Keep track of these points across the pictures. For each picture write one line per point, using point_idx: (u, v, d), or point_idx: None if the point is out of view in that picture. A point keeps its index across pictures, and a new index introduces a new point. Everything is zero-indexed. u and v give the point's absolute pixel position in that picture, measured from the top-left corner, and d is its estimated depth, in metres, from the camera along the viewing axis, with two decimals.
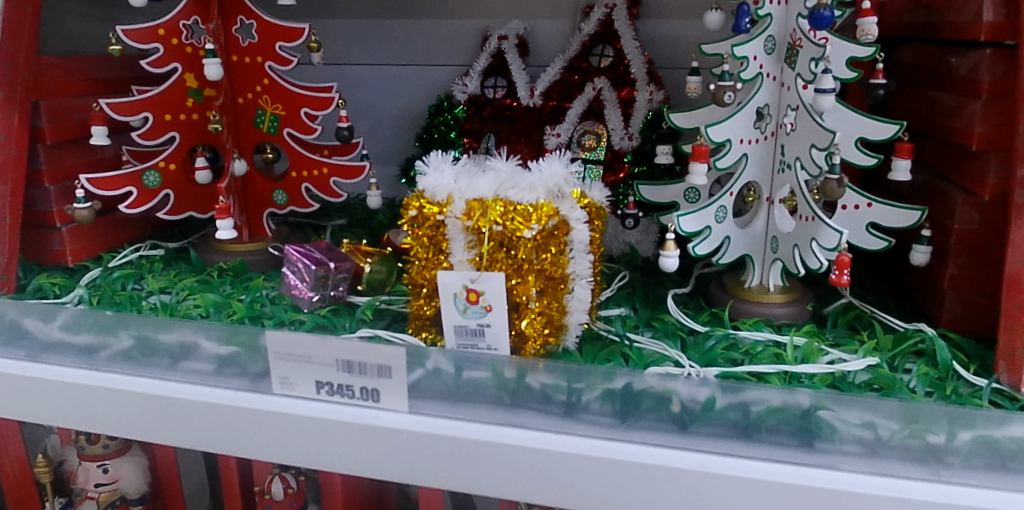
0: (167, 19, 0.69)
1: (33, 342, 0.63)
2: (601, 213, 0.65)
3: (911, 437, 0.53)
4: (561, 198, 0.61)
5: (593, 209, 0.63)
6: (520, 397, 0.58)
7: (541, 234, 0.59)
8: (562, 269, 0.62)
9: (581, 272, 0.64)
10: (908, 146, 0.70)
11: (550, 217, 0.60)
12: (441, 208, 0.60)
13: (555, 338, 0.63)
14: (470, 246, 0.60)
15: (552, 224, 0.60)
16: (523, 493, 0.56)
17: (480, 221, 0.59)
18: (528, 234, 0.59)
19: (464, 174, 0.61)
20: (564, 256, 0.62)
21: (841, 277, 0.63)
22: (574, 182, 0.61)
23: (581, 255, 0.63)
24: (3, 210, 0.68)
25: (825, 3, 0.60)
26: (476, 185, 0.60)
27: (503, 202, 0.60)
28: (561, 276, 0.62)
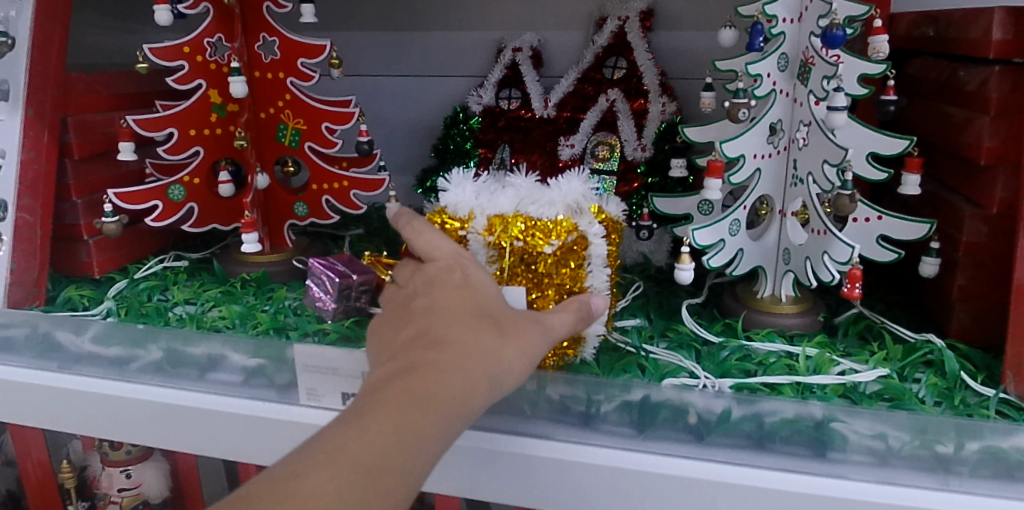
0: (191, 37, 0.71)
1: (64, 354, 0.64)
2: (617, 228, 0.66)
3: (921, 447, 0.54)
4: (580, 214, 0.62)
5: (611, 225, 0.65)
6: (539, 408, 0.59)
7: (560, 250, 0.61)
8: (579, 284, 0.63)
9: (600, 285, 0.65)
10: (918, 161, 0.72)
11: (569, 233, 0.61)
12: (463, 223, 0.61)
13: (573, 350, 0.64)
14: (491, 261, 0.61)
15: (571, 240, 0.61)
16: (542, 500, 0.59)
17: (501, 237, 0.60)
18: (547, 249, 0.60)
19: (486, 191, 0.62)
20: (581, 272, 0.63)
21: (853, 290, 0.64)
22: (593, 198, 0.63)
23: (598, 270, 0.64)
24: (35, 223, 0.70)
25: (837, 23, 0.62)
26: (498, 202, 0.61)
27: (524, 219, 0.61)
28: (578, 290, 0.64)
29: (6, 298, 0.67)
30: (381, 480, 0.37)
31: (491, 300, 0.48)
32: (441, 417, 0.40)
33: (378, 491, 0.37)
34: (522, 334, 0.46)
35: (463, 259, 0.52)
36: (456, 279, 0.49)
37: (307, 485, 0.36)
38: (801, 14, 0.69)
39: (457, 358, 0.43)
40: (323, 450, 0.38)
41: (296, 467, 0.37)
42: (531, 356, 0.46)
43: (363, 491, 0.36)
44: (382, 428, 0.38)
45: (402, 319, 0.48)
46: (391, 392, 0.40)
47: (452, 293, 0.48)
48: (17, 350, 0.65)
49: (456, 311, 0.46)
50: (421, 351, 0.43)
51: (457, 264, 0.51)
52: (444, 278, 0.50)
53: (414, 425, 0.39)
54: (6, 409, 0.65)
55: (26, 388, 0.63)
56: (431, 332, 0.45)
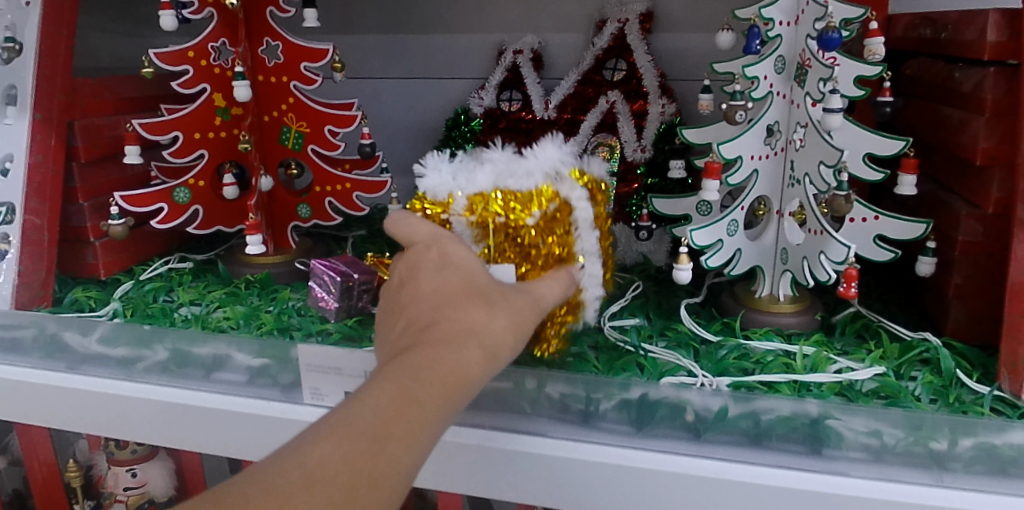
0: (195, 42, 0.72)
1: (72, 355, 0.65)
2: (605, 191, 0.66)
3: (915, 444, 0.55)
4: (559, 181, 0.61)
5: (595, 186, 0.63)
6: (540, 406, 0.60)
7: (542, 219, 0.60)
8: (569, 251, 0.62)
9: (589, 249, 0.63)
10: (913, 162, 0.73)
11: (548, 200, 0.60)
12: (444, 207, 0.60)
13: (573, 317, 0.64)
14: (477, 240, 0.61)
15: (552, 208, 0.61)
16: (542, 498, 0.59)
17: (482, 215, 0.60)
18: (527, 219, 0.60)
19: (464, 172, 0.61)
20: (569, 240, 0.62)
21: (848, 290, 0.66)
22: (572, 163, 0.62)
23: (586, 234, 0.62)
24: (42, 226, 0.71)
25: (833, 26, 0.63)
26: (476, 180, 0.61)
27: (503, 193, 0.60)
28: (569, 256, 0.62)
29: (14, 300, 0.68)
30: (387, 446, 0.38)
31: (475, 276, 0.48)
32: (438, 388, 0.40)
33: (384, 456, 0.37)
34: (512, 306, 0.46)
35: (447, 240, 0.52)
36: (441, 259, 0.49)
37: (312, 457, 0.37)
38: (798, 17, 0.70)
39: (448, 334, 0.43)
40: (324, 427, 0.38)
41: (300, 444, 0.38)
42: (524, 326, 0.46)
43: (368, 459, 0.37)
44: (380, 401, 0.39)
45: (393, 309, 0.48)
46: (386, 374, 0.40)
47: (440, 273, 0.48)
48: (24, 351, 0.66)
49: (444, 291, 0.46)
50: (416, 332, 0.43)
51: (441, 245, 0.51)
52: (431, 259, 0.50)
53: (411, 398, 0.39)
54: (14, 409, 0.65)
55: (33, 389, 0.64)
56: (422, 317, 0.45)
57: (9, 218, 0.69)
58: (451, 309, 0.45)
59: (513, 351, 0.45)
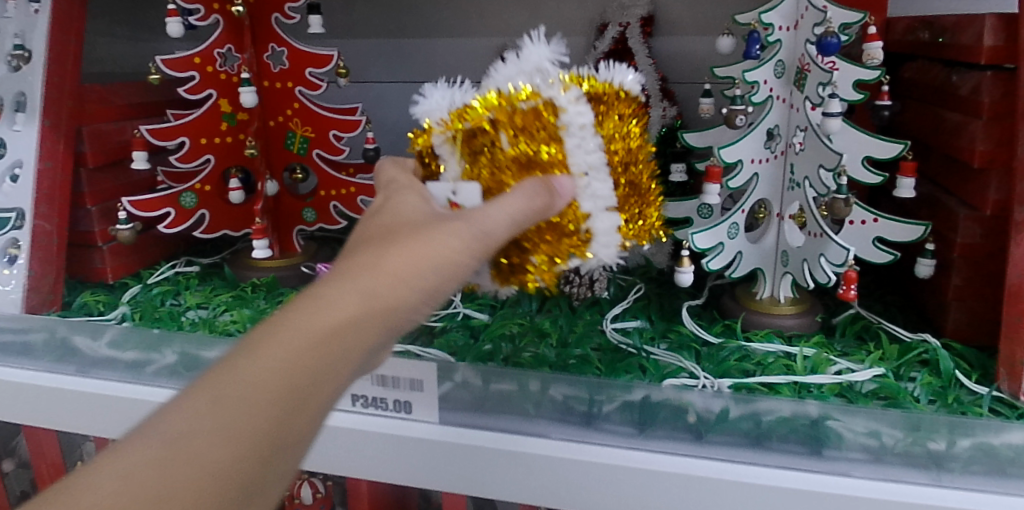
0: (201, 49, 0.73)
1: (82, 358, 0.65)
2: (624, 101, 0.53)
3: (914, 444, 0.56)
4: (546, 79, 0.49)
5: (600, 89, 0.51)
6: (543, 408, 0.61)
7: (522, 121, 0.49)
8: (556, 162, 0.49)
9: (589, 163, 0.50)
10: (912, 165, 0.73)
11: (528, 101, 0.49)
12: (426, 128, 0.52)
13: (573, 254, 0.51)
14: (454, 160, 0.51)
15: (530, 109, 0.49)
16: (547, 498, 0.60)
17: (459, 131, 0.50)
18: (498, 131, 0.49)
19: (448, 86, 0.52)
20: (560, 151, 0.49)
21: (848, 292, 0.67)
22: (565, 62, 0.50)
23: (575, 142, 0.49)
24: (52, 231, 0.72)
25: (831, 31, 0.64)
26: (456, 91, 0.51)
27: (481, 100, 0.50)
28: (562, 170, 0.49)
29: (24, 304, 0.69)
30: (198, 439, 0.34)
31: (399, 217, 0.43)
32: (301, 345, 0.37)
33: (193, 450, 0.34)
34: (419, 241, 0.41)
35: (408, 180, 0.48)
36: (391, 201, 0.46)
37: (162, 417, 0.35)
38: (797, 22, 0.70)
39: (336, 284, 0.39)
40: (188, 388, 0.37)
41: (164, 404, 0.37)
42: (435, 265, 0.40)
43: (204, 418, 0.35)
44: (238, 361, 0.36)
45: None
46: (258, 333, 0.38)
47: (365, 223, 0.44)
48: (34, 355, 0.66)
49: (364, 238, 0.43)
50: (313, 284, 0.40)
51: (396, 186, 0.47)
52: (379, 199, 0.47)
53: (271, 354, 0.36)
54: (20, 412, 0.65)
55: (39, 393, 0.64)
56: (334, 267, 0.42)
57: (19, 223, 0.70)
58: (355, 256, 0.41)
59: (422, 295, 0.40)
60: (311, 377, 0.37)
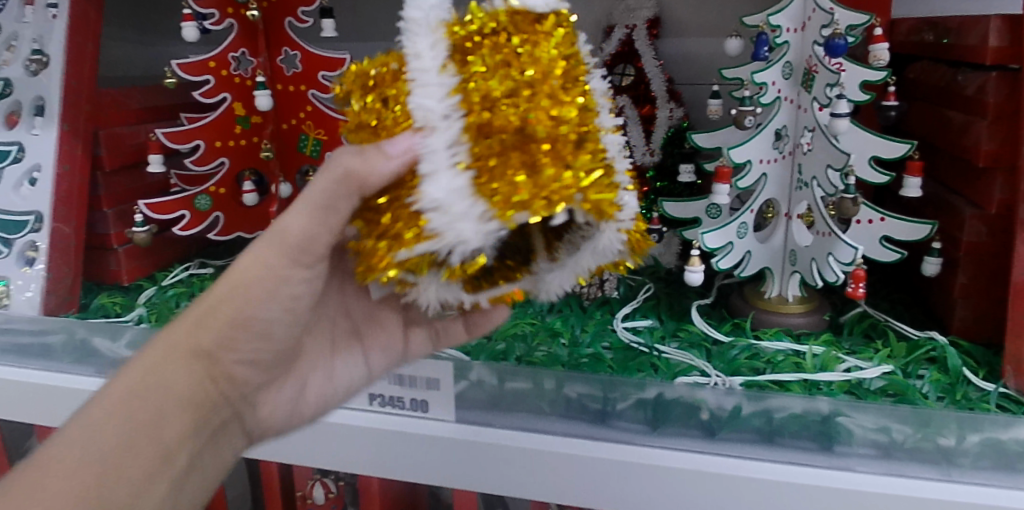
0: (217, 52, 0.74)
1: (102, 360, 0.65)
2: (519, 30, 0.40)
3: (923, 440, 0.57)
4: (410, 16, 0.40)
5: (478, 26, 0.40)
6: (560, 407, 0.63)
7: (386, 77, 0.42)
8: (402, 112, 0.40)
9: (432, 116, 0.38)
10: (918, 164, 0.74)
11: (392, 66, 0.42)
12: None
13: (410, 238, 0.38)
14: None
15: (392, 69, 0.42)
16: (562, 494, 0.60)
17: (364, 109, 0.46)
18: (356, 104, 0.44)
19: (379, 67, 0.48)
20: (401, 102, 0.40)
21: (857, 290, 0.68)
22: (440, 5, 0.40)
23: (420, 88, 0.39)
24: (70, 234, 0.73)
25: (838, 33, 0.65)
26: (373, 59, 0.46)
27: (365, 69, 0.44)
28: (398, 124, 0.40)
29: (42, 306, 0.70)
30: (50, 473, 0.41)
31: None
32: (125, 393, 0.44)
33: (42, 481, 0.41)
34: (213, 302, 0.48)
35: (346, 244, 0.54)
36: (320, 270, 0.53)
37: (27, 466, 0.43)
38: (804, 24, 0.72)
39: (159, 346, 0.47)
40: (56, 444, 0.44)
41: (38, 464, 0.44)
42: (230, 315, 0.46)
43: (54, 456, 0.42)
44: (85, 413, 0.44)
45: None
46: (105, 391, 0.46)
47: None
48: (54, 356, 0.66)
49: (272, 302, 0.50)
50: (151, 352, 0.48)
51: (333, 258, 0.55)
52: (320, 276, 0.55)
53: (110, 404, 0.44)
54: (34, 412, 0.65)
55: (57, 394, 0.64)
56: None
57: (37, 226, 0.71)
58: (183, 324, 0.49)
59: (216, 342, 0.47)
60: (155, 443, 0.44)
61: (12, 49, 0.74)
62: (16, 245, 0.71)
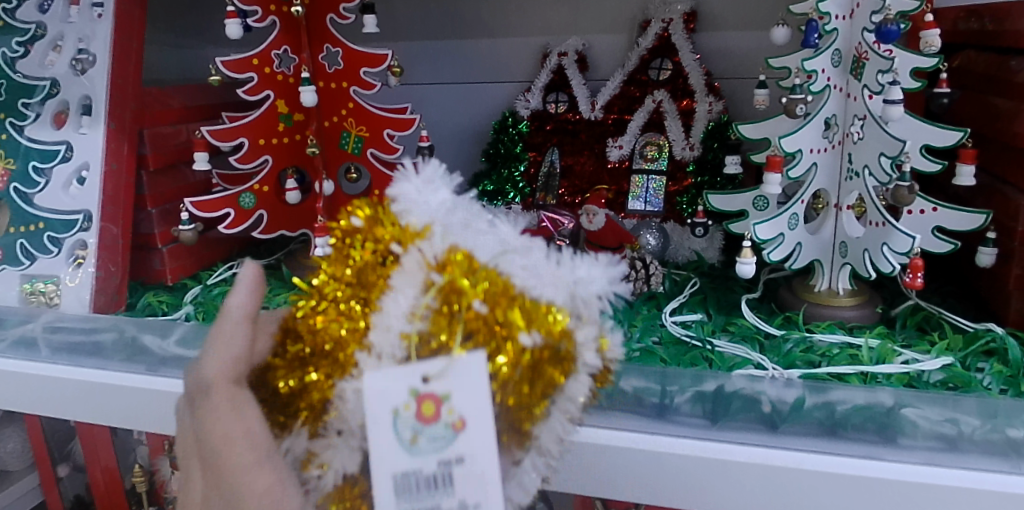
0: (260, 50, 0.75)
1: (151, 357, 0.64)
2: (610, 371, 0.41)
3: (991, 431, 0.55)
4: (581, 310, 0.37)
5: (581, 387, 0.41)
6: (723, 414, 0.59)
7: (502, 320, 0.35)
8: (512, 404, 0.35)
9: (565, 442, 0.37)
10: (971, 153, 0.73)
11: (541, 327, 0.35)
12: (405, 237, 0.37)
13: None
14: (421, 312, 0.35)
15: (537, 341, 0.35)
16: (633, 495, 0.60)
17: (379, 246, 0.37)
18: (415, 316, 0.35)
19: (406, 174, 0.38)
20: (476, 350, 0.35)
21: (914, 280, 0.67)
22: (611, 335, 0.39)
23: (569, 433, 0.38)
24: (117, 234, 0.74)
25: (891, 18, 0.64)
26: (436, 206, 0.38)
27: (439, 267, 0.36)
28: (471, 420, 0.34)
29: (92, 304, 0.70)
30: None
31: None
32: None
33: None
34: None
35: (235, 319, 0.40)
36: (244, 451, 0.37)
37: None
38: (853, 11, 0.70)
39: None
40: None
41: None
42: None
43: None
44: None
45: None
46: None
47: None
48: (104, 354, 0.66)
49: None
50: None
51: (217, 384, 0.38)
52: (197, 396, 0.39)
53: None
54: (88, 410, 0.65)
55: (112, 389, 0.63)
56: None
57: (86, 225, 0.72)
58: None
59: None
60: None
61: (57, 49, 0.75)
62: (66, 244, 0.72)
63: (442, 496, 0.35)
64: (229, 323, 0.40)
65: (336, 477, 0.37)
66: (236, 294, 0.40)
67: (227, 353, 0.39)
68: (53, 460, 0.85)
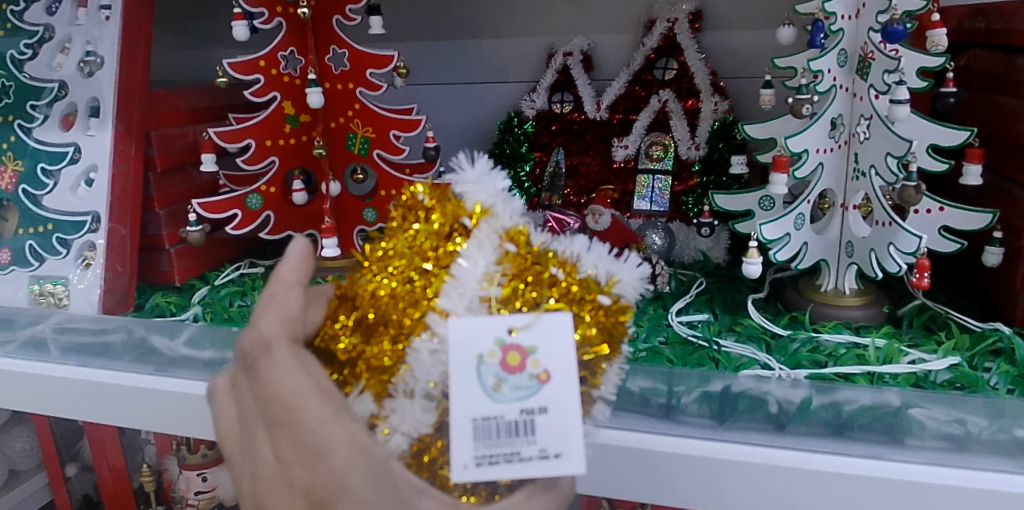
0: (267, 51, 0.75)
1: (160, 358, 0.64)
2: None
3: (999, 431, 0.55)
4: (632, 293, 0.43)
5: None
6: (730, 414, 0.59)
7: (573, 285, 0.40)
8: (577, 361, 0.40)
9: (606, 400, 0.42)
10: (978, 152, 0.72)
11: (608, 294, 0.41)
12: (472, 215, 0.42)
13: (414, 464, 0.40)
14: (496, 276, 0.40)
15: (608, 305, 0.40)
16: (643, 495, 0.60)
17: (451, 222, 0.42)
18: (489, 281, 0.40)
19: (465, 164, 0.43)
20: (553, 309, 0.39)
21: (921, 280, 0.67)
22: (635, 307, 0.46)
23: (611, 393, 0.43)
24: (126, 234, 0.74)
25: (897, 18, 0.63)
26: (496, 190, 0.42)
27: (508, 239, 0.41)
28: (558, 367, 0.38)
29: (100, 305, 0.71)
30: None
31: None
32: None
33: None
34: None
35: (289, 283, 0.42)
36: (315, 400, 0.37)
37: None
38: (859, 10, 0.70)
39: None
40: None
41: None
42: None
43: None
44: None
45: None
46: None
47: None
48: (112, 355, 0.66)
49: (288, 488, 0.37)
50: None
51: (280, 343, 0.39)
52: (252, 358, 0.39)
53: None
54: (98, 411, 0.65)
55: (121, 390, 0.64)
56: None
57: (95, 226, 0.73)
58: None
59: None
60: None
61: (65, 51, 0.75)
62: (74, 246, 0.72)
63: (523, 444, 0.37)
64: (283, 288, 0.41)
65: (405, 437, 0.40)
66: (287, 264, 0.43)
67: (283, 317, 0.40)
68: (61, 459, 0.85)
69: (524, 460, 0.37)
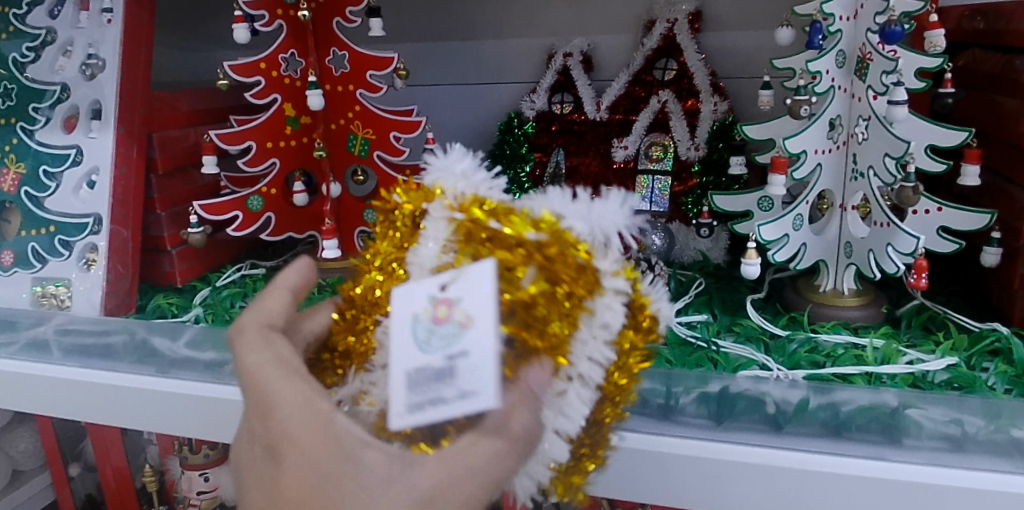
0: (267, 54, 0.75)
1: (162, 359, 0.65)
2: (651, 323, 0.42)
3: (996, 432, 0.55)
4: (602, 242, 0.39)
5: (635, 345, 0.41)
6: (728, 413, 0.59)
7: (510, 233, 0.38)
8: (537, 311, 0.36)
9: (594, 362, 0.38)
10: (976, 153, 0.73)
11: (542, 231, 0.37)
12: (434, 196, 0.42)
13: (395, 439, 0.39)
14: (446, 247, 0.40)
15: (546, 242, 0.37)
16: (641, 495, 0.60)
17: (416, 208, 0.43)
18: (442, 251, 0.40)
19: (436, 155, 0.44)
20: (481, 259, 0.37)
21: (919, 280, 0.67)
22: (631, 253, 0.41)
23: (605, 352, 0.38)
24: (127, 237, 0.74)
25: (895, 19, 0.64)
26: (459, 171, 0.43)
27: (458, 209, 0.41)
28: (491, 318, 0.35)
29: (102, 307, 0.71)
30: None
31: None
32: None
33: None
34: None
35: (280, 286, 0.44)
36: (270, 369, 0.37)
37: None
38: (857, 11, 0.70)
39: None
40: None
41: None
42: None
43: None
44: None
45: None
46: None
47: None
48: (114, 356, 0.66)
49: (251, 446, 0.37)
50: None
51: (252, 329, 0.40)
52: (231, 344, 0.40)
53: None
54: (100, 412, 0.66)
55: (123, 392, 0.64)
56: None
57: (96, 228, 0.73)
58: None
59: None
60: None
61: (67, 54, 0.75)
62: (76, 248, 0.73)
63: (445, 388, 0.33)
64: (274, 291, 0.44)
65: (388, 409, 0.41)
66: (285, 272, 0.45)
67: (258, 311, 0.41)
68: (63, 460, 0.86)
69: (446, 403, 0.33)
